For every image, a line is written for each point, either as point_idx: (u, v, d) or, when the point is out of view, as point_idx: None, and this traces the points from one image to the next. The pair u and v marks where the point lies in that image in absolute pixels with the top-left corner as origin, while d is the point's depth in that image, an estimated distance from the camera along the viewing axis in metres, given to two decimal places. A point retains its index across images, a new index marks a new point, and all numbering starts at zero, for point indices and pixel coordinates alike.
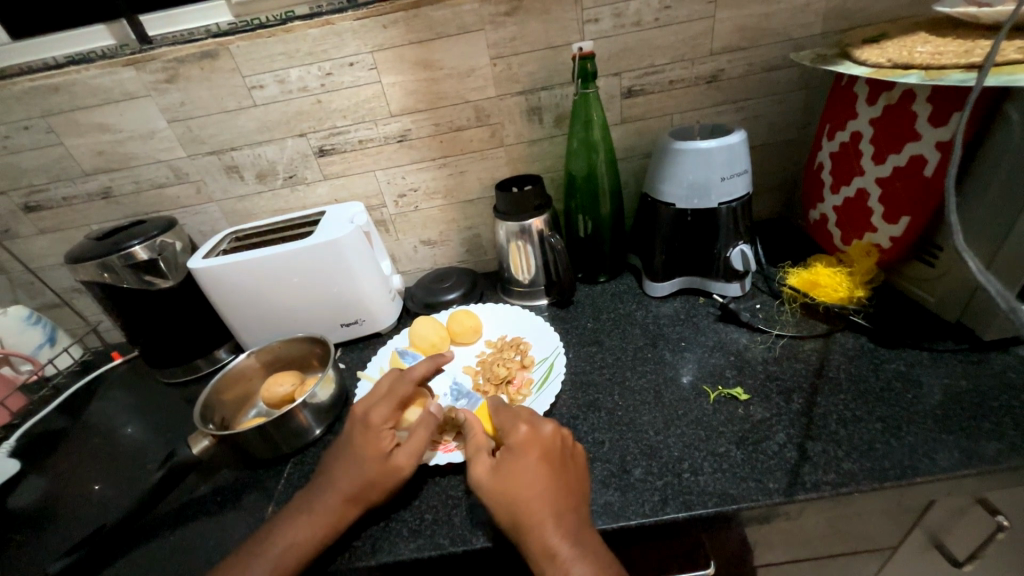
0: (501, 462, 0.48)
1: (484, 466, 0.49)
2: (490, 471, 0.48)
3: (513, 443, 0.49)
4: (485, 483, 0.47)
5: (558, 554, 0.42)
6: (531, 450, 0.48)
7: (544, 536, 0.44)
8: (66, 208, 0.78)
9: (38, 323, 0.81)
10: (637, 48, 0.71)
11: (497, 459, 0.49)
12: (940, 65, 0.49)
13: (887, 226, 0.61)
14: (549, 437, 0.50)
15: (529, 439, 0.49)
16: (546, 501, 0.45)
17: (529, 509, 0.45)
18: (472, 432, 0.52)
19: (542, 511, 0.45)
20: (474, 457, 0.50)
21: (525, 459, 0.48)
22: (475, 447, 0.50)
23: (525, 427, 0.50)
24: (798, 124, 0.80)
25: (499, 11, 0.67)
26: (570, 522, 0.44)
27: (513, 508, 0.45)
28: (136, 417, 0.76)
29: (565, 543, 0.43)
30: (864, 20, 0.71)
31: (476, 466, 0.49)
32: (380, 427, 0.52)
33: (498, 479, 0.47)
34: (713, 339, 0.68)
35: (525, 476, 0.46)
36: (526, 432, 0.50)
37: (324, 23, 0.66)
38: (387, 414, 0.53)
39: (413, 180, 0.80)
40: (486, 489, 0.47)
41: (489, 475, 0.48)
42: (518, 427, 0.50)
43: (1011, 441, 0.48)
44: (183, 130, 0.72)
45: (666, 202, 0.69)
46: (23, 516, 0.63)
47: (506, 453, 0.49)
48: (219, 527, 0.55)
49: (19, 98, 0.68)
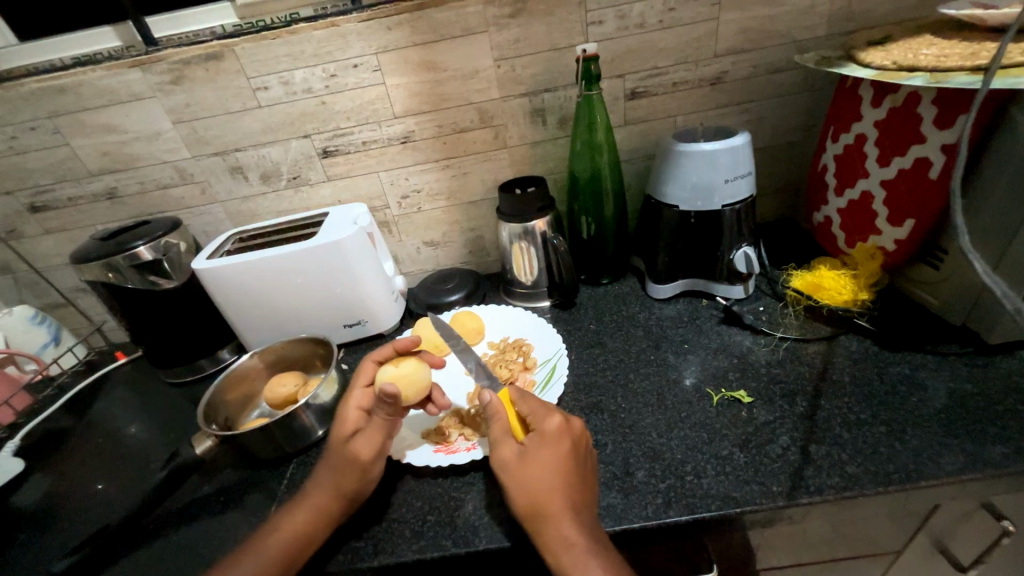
0: (528, 450, 0.47)
1: (511, 451, 0.48)
2: (517, 458, 0.47)
3: (544, 431, 0.48)
4: (512, 469, 0.46)
5: (574, 546, 0.42)
6: (561, 440, 0.48)
7: (562, 526, 0.43)
8: (72, 208, 0.78)
9: (43, 323, 0.82)
10: (641, 49, 0.71)
11: (524, 446, 0.48)
12: (946, 67, 0.49)
13: (892, 229, 0.61)
14: (573, 429, 0.50)
15: (562, 430, 0.48)
16: (568, 493, 0.45)
17: (551, 499, 0.44)
18: (498, 416, 0.50)
19: (563, 503, 0.44)
20: (502, 441, 0.48)
21: (553, 448, 0.47)
22: (502, 430, 0.49)
23: (557, 417, 0.49)
24: (802, 126, 0.80)
25: (503, 13, 0.67)
26: (586, 517, 0.44)
27: (537, 496, 0.45)
28: (139, 416, 0.76)
29: (582, 537, 0.43)
30: (868, 22, 0.70)
31: (503, 450, 0.48)
32: (347, 411, 0.54)
33: (528, 468, 0.46)
34: (716, 341, 0.68)
35: (552, 467, 0.46)
36: (559, 422, 0.49)
37: (329, 25, 0.66)
38: (357, 399, 0.55)
39: (416, 181, 0.81)
40: (511, 476, 0.46)
41: (517, 461, 0.47)
42: (550, 416, 0.49)
43: (1017, 445, 0.48)
44: (188, 131, 0.73)
45: (669, 204, 0.69)
46: (27, 514, 0.64)
47: (533, 441, 0.48)
48: (221, 527, 0.55)
49: (26, 99, 0.68)
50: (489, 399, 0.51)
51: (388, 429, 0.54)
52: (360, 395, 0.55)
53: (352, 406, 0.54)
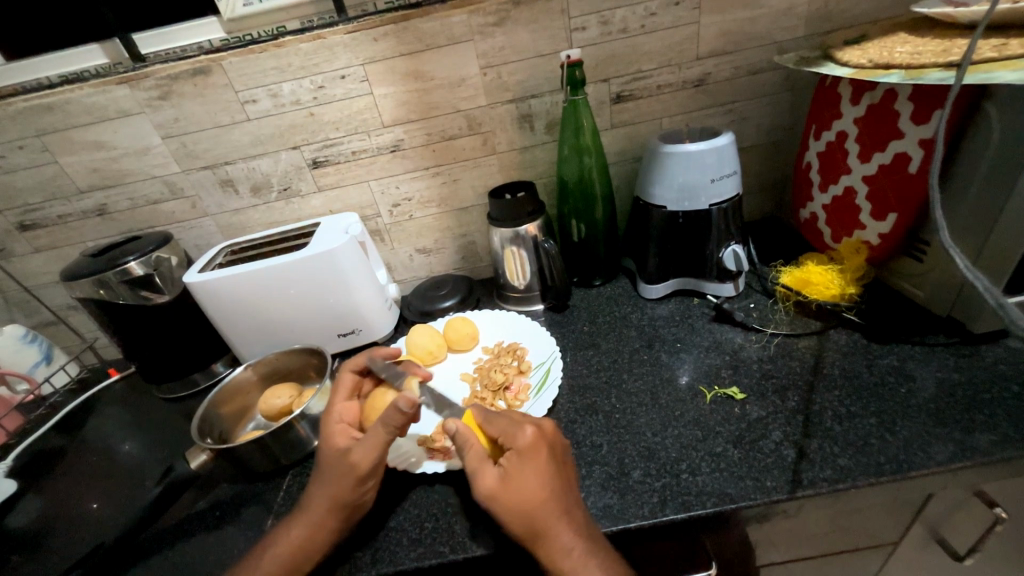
0: (509, 470, 0.45)
1: (491, 477, 0.45)
2: (500, 481, 0.45)
3: (520, 448, 0.46)
4: (499, 494, 0.44)
5: (573, 550, 0.43)
6: (540, 451, 0.46)
7: (558, 535, 0.43)
8: (62, 226, 0.78)
9: (34, 342, 0.81)
10: (624, 54, 0.73)
11: (503, 467, 0.46)
12: (920, 64, 0.50)
13: (875, 223, 0.62)
14: (546, 435, 0.48)
15: (536, 442, 0.47)
16: (558, 503, 0.44)
17: (543, 515, 0.44)
18: (467, 443, 0.48)
19: (554, 514, 0.44)
20: (482, 469, 0.46)
21: (535, 462, 0.45)
22: (477, 459, 0.46)
23: (531, 428, 0.48)
24: (784, 124, 0.82)
25: (488, 21, 0.68)
26: (579, 517, 0.45)
27: (531, 516, 0.44)
28: (133, 433, 0.75)
29: (579, 540, 0.44)
30: (846, 22, 0.72)
31: (483, 479, 0.45)
32: (335, 423, 0.53)
33: (513, 489, 0.44)
34: (708, 340, 0.68)
35: (538, 480, 0.45)
36: (532, 434, 0.47)
37: (315, 37, 0.67)
38: (341, 410, 0.54)
39: (407, 189, 0.81)
40: (499, 502, 0.44)
41: (502, 486, 0.45)
42: (523, 430, 0.47)
43: (1003, 433, 0.49)
44: (177, 146, 0.73)
45: (657, 205, 0.70)
46: (20, 537, 0.63)
47: (513, 460, 0.46)
48: (217, 543, 0.55)
49: (13, 118, 0.68)
50: (455, 428, 0.49)
51: (388, 436, 0.49)
52: (345, 409, 0.55)
53: (338, 418, 0.54)
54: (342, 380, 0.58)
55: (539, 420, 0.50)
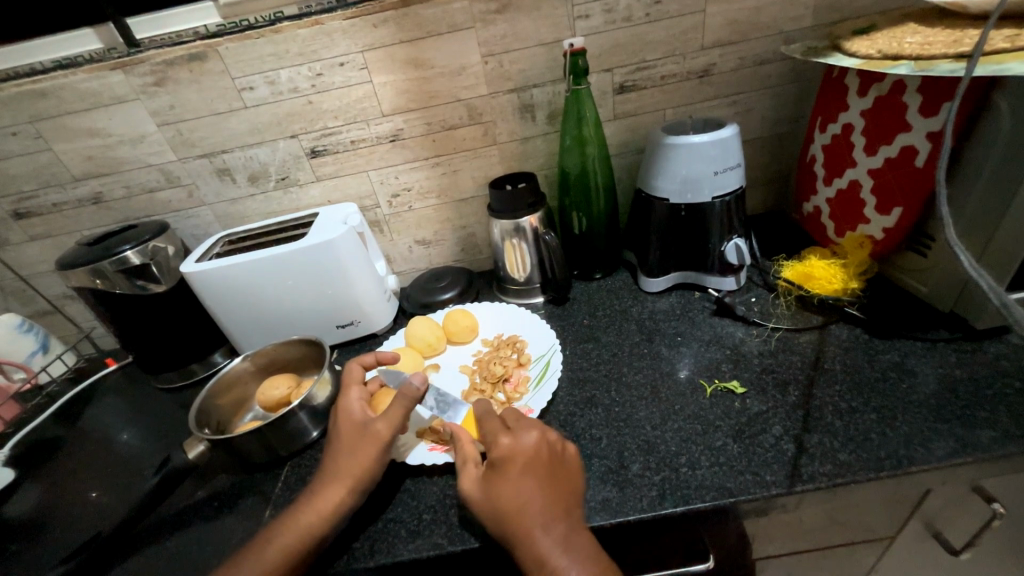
0: (485, 474, 0.47)
1: (470, 479, 0.48)
2: (474, 484, 0.47)
3: (495, 456, 0.48)
4: (473, 496, 0.46)
5: (551, 561, 0.42)
6: (513, 461, 0.47)
7: (534, 545, 0.43)
8: (57, 214, 0.77)
9: (30, 331, 0.81)
10: (628, 43, 0.71)
11: (480, 472, 0.48)
12: (930, 55, 0.49)
13: (879, 218, 0.62)
14: (530, 446, 0.49)
15: (510, 451, 0.48)
16: (535, 512, 0.44)
17: (516, 523, 0.44)
18: (460, 442, 0.52)
19: (529, 524, 0.44)
20: (463, 470, 0.49)
21: (507, 473, 0.47)
22: (461, 459, 0.50)
23: (506, 439, 0.49)
24: (789, 116, 0.81)
25: (490, 8, 0.67)
26: (561, 530, 0.44)
27: (504, 519, 0.44)
28: (131, 423, 0.75)
29: (559, 551, 0.42)
30: (854, 12, 0.71)
31: (463, 478, 0.48)
32: (352, 402, 0.54)
33: (485, 494, 0.46)
34: (709, 334, 0.68)
35: (511, 488, 0.46)
36: (506, 443, 0.49)
37: (313, 23, 0.66)
38: (355, 393, 0.56)
39: (407, 180, 0.80)
40: (473, 502, 0.46)
41: (476, 490, 0.46)
42: (499, 439, 0.49)
43: (1004, 429, 0.49)
44: (173, 134, 0.72)
45: (659, 197, 0.69)
46: (18, 526, 0.63)
47: (488, 467, 0.48)
48: (215, 533, 0.55)
49: (6, 104, 0.67)
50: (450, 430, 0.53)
51: (408, 409, 0.53)
52: (357, 389, 0.56)
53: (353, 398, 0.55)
54: (350, 371, 0.59)
55: (530, 431, 0.50)
